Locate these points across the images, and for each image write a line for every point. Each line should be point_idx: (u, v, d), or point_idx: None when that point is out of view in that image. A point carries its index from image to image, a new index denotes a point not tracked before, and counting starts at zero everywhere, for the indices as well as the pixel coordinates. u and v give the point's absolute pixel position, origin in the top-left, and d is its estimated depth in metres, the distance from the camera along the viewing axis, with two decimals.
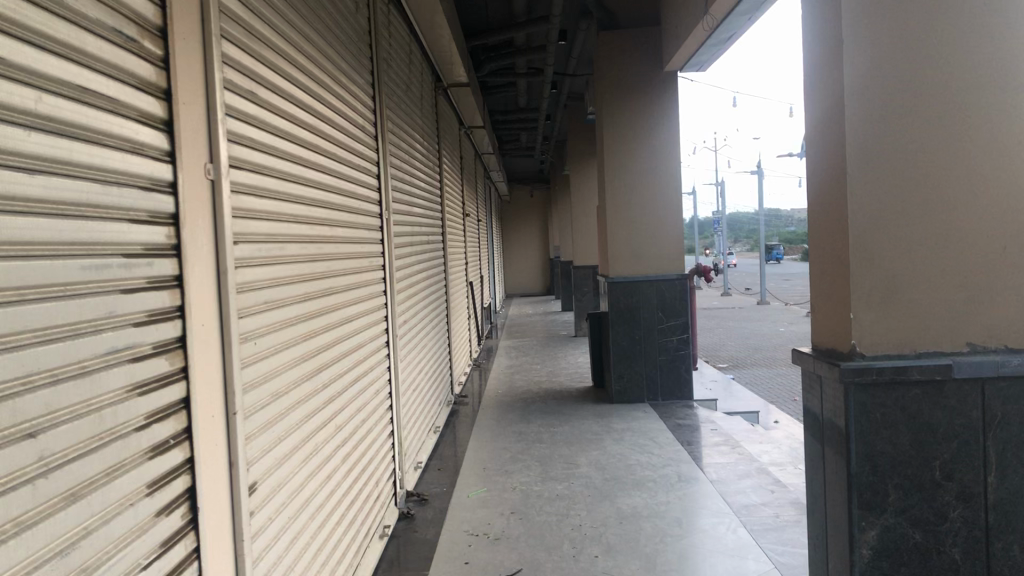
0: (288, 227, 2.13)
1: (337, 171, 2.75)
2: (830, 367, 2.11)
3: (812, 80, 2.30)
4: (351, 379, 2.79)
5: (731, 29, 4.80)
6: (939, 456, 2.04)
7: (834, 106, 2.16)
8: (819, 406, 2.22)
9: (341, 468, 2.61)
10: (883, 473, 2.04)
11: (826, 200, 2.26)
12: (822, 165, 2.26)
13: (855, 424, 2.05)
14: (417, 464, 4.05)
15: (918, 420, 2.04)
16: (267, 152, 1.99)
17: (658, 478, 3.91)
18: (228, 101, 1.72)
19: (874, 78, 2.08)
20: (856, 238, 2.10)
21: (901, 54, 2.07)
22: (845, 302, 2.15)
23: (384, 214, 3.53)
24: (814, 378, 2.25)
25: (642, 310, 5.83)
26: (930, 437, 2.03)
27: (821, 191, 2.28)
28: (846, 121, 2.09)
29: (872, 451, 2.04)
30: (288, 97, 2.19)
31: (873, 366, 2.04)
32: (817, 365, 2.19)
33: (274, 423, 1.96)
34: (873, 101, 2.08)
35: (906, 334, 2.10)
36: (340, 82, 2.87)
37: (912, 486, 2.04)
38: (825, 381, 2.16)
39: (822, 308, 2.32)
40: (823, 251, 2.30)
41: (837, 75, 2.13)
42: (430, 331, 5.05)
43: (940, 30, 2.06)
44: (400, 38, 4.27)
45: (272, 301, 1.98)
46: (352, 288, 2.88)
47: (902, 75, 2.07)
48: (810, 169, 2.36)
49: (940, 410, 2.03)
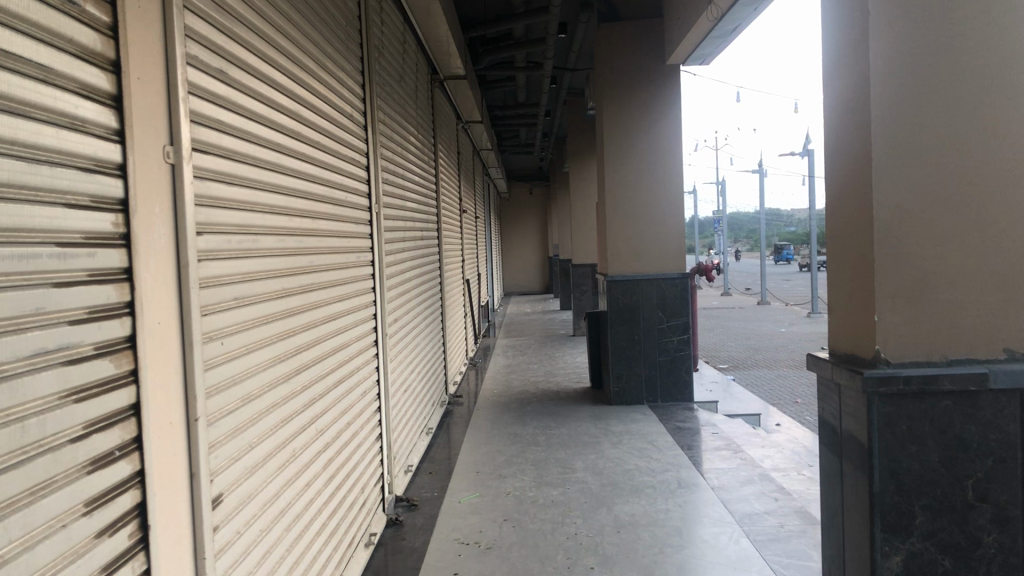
0: (263, 218, 1.99)
1: (321, 161, 2.61)
2: (851, 376, 1.98)
3: (831, 68, 2.17)
4: (335, 381, 2.64)
5: (736, 20, 4.65)
6: (973, 475, 1.91)
7: (857, 93, 2.02)
8: (838, 418, 2.09)
9: (323, 475, 2.46)
10: (909, 493, 1.91)
11: (847, 194, 2.11)
12: (843, 158, 2.12)
13: (878, 438, 1.91)
14: (408, 468, 3.90)
15: (948, 435, 1.90)
16: (239, 137, 1.85)
17: (657, 484, 3.76)
18: (192, 79, 1.58)
19: (900, 62, 1.94)
20: (882, 233, 1.95)
21: (920, 33, 1.93)
22: (868, 303, 2.00)
23: (373, 207, 3.39)
24: (834, 390, 2.12)
25: (642, 309, 5.69)
26: (962, 454, 1.90)
27: (841, 185, 2.14)
28: (871, 108, 1.95)
29: (897, 469, 1.91)
30: (265, 78, 2.04)
31: (900, 374, 1.90)
32: (837, 372, 2.06)
33: (246, 430, 1.82)
34: (900, 87, 1.94)
35: (933, 337, 1.95)
36: (326, 67, 2.73)
37: (942, 510, 1.91)
38: (845, 390, 2.03)
39: (840, 312, 2.18)
40: (843, 250, 2.15)
41: (860, 59, 1.99)
42: (423, 330, 4.90)
43: (972, 10, 1.92)
44: (394, 26, 4.12)
45: (244, 297, 1.84)
46: (337, 285, 2.74)
47: (930, 58, 1.93)
48: (828, 163, 2.22)
49: (974, 424, 1.90)
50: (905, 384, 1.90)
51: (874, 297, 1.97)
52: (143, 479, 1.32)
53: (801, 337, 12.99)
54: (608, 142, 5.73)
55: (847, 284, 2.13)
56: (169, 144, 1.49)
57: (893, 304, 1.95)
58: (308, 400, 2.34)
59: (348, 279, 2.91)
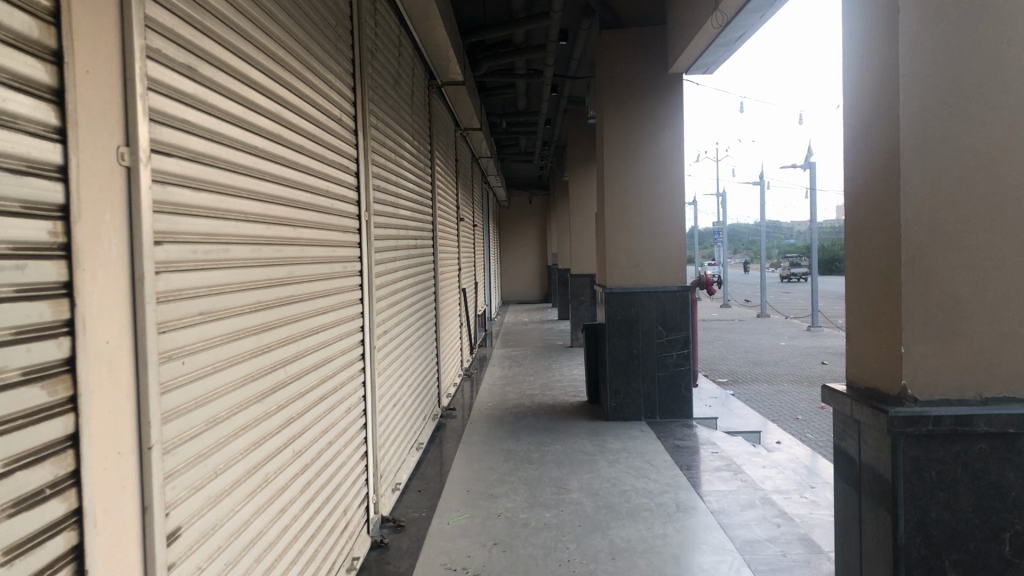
0: (237, 226, 1.85)
1: (305, 167, 2.47)
2: (875, 413, 1.92)
3: (852, 88, 2.11)
4: (317, 399, 2.51)
5: (742, 27, 4.52)
6: (1010, 527, 1.86)
7: (884, 112, 1.95)
8: (857, 455, 2.03)
9: (301, 499, 2.32)
10: (938, 546, 1.85)
11: (870, 215, 2.04)
12: (867, 178, 2.05)
13: (903, 484, 1.85)
14: (396, 485, 3.77)
15: (983, 482, 1.86)
16: (210, 139, 1.72)
17: (654, 507, 3.62)
18: (152, 74, 1.44)
19: (928, 80, 1.88)
20: (910, 257, 1.88)
21: (950, 58, 1.88)
22: (893, 331, 1.93)
23: (363, 215, 3.25)
24: (852, 425, 2.07)
25: (641, 323, 5.55)
26: (998, 504, 1.85)
27: (865, 206, 2.07)
28: (900, 126, 1.89)
29: (924, 520, 1.85)
30: (241, 77, 1.91)
31: (930, 414, 1.84)
32: (857, 410, 2.01)
33: (211, 457, 1.69)
34: (928, 105, 1.88)
35: (968, 373, 1.90)
36: (313, 69, 2.60)
37: (975, 560, 1.86)
38: (867, 429, 1.97)
39: (861, 338, 2.10)
40: (865, 274, 2.08)
41: (887, 78, 1.94)
42: (416, 342, 4.77)
43: (998, 29, 1.88)
44: (389, 29, 4.00)
45: (212, 312, 1.71)
46: (321, 297, 2.60)
47: (957, 77, 1.88)
48: (849, 184, 2.15)
49: (1011, 472, 1.86)
50: (936, 425, 1.84)
51: (901, 325, 1.90)
52: (82, 519, 1.18)
53: (801, 350, 12.84)
54: (609, 152, 5.60)
55: (867, 312, 2.07)
56: (124, 145, 1.35)
57: (924, 336, 1.89)
58: (286, 421, 2.20)
59: (333, 290, 2.77)
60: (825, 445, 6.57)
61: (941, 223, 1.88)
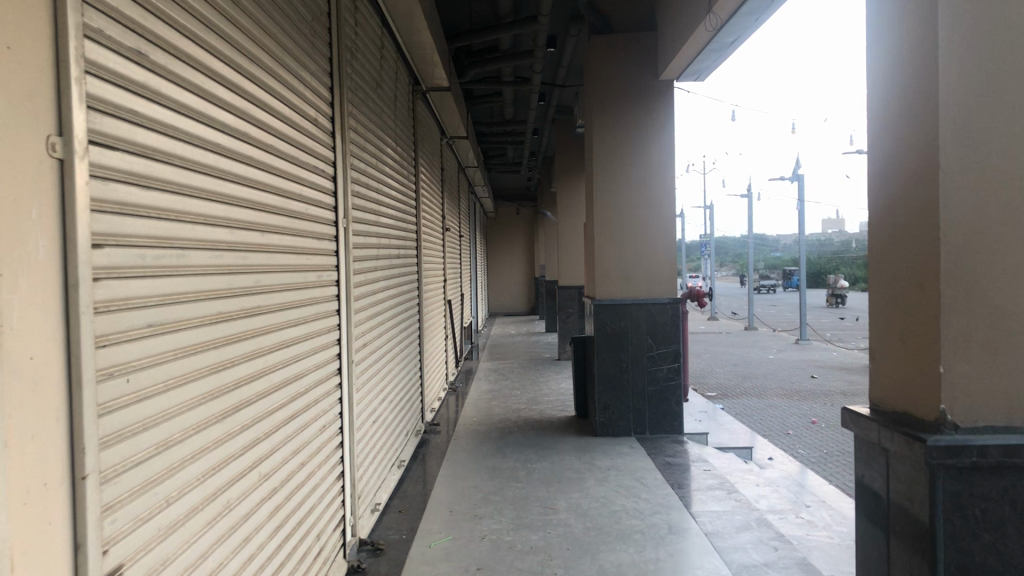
0: (195, 231, 1.70)
1: (275, 169, 2.31)
2: (911, 442, 1.79)
3: (885, 95, 2.00)
4: (287, 417, 2.34)
5: (736, 31, 4.40)
6: None
7: (920, 116, 1.84)
8: (885, 490, 1.93)
9: (270, 527, 2.15)
10: None
11: (905, 227, 1.93)
12: (901, 187, 1.94)
13: (945, 522, 1.71)
14: (375, 506, 3.60)
15: None
16: (162, 133, 1.56)
17: (645, 529, 3.47)
18: (91, 57, 1.29)
19: (965, 82, 1.77)
20: (948, 268, 1.76)
21: (982, 64, 1.77)
22: (930, 351, 1.81)
23: (340, 222, 3.09)
24: (880, 453, 1.96)
25: (631, 336, 5.39)
26: None
27: (898, 217, 1.96)
28: (938, 130, 1.78)
29: (966, 562, 1.71)
30: (202, 68, 1.76)
31: (974, 444, 1.71)
32: (891, 439, 1.88)
33: (163, 484, 1.52)
34: (966, 108, 1.77)
35: (1009, 398, 1.78)
36: (285, 66, 2.45)
37: None
38: (901, 461, 1.84)
39: (892, 360, 1.98)
40: (897, 290, 1.96)
41: (923, 79, 1.83)
42: (398, 356, 4.60)
43: None
44: (371, 30, 3.85)
45: (164, 323, 1.54)
46: (292, 309, 2.44)
47: (994, 79, 1.78)
48: (881, 195, 2.03)
49: None
50: (980, 456, 1.71)
51: (939, 343, 1.78)
52: None
53: (790, 364, 12.72)
54: (598, 160, 5.47)
55: (899, 331, 1.95)
56: (56, 135, 1.20)
57: (963, 355, 1.76)
58: (252, 442, 2.04)
59: (306, 302, 2.61)
60: (818, 461, 6.43)
61: (970, 234, 1.76)
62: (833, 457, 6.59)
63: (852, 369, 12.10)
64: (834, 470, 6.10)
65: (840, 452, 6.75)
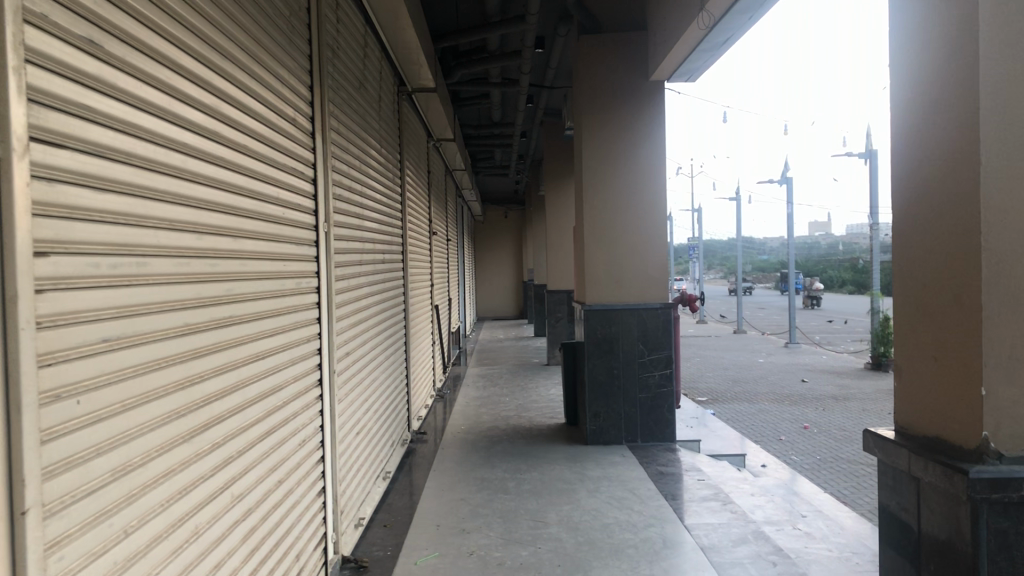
0: (158, 237, 1.57)
1: (249, 171, 2.19)
2: (951, 473, 1.68)
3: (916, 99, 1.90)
4: (262, 433, 2.22)
5: (730, 29, 4.29)
6: None
7: (958, 120, 1.74)
8: (915, 520, 1.83)
9: (244, 550, 2.03)
10: None
11: (939, 238, 1.82)
12: (934, 195, 1.84)
13: (990, 561, 1.60)
14: (359, 521, 3.47)
15: None
16: (119, 130, 1.44)
17: (639, 544, 3.35)
18: (33, 44, 1.17)
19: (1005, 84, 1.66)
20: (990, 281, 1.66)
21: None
22: (970, 371, 1.70)
23: (321, 226, 2.96)
24: (912, 482, 1.85)
25: (622, 342, 5.28)
26: None
27: (932, 228, 1.85)
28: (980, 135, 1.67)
29: None
30: (166, 61, 1.63)
31: (1019, 476, 1.61)
32: (928, 470, 1.77)
33: (121, 513, 1.39)
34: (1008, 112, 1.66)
35: None
36: (261, 63, 2.33)
37: None
38: (939, 492, 1.73)
39: (925, 381, 1.87)
40: (929, 305, 1.86)
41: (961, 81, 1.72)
42: (383, 364, 4.48)
43: None
44: (353, 27, 3.73)
45: (121, 338, 1.42)
46: (269, 319, 2.32)
47: None
48: (912, 205, 1.93)
49: None
50: None
51: (980, 363, 1.67)
52: None
53: (780, 368, 12.64)
54: (588, 163, 5.35)
55: (932, 349, 1.84)
56: None
57: (1005, 375, 1.66)
58: (224, 462, 1.91)
59: (284, 312, 2.49)
60: (811, 468, 6.32)
61: (989, 240, 1.65)
62: (826, 463, 6.49)
63: (842, 373, 12.03)
64: (828, 478, 6.00)
65: (833, 459, 6.65)
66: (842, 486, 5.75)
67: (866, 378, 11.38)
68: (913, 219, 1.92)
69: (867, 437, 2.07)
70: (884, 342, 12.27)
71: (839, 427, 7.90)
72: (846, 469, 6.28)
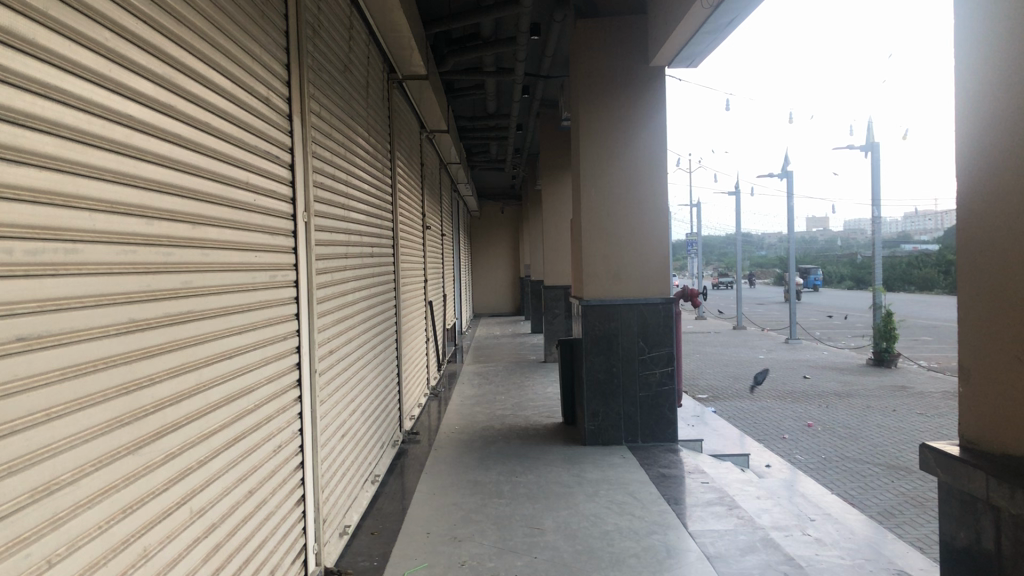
0: (94, 220, 1.38)
1: (212, 152, 1.98)
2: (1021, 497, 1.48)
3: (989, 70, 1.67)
4: (228, 439, 2.01)
5: (735, 10, 4.09)
6: None
7: None
8: (981, 549, 1.64)
9: (206, 571, 1.83)
10: None
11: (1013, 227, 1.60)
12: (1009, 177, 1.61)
13: None
14: (344, 528, 3.27)
15: None
16: (43, 97, 1.25)
17: (640, 553, 3.15)
18: None
19: None
20: None
21: None
22: None
23: (300, 216, 2.76)
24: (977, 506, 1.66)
25: (621, 338, 5.08)
26: None
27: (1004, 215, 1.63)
28: None
29: None
30: (103, 19, 1.43)
31: None
32: (995, 493, 1.57)
33: (44, 540, 1.20)
34: None
35: None
36: (229, 33, 2.13)
37: None
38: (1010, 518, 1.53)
39: (996, 389, 1.66)
40: (1002, 303, 1.64)
41: None
42: (372, 362, 4.27)
43: None
44: (337, 7, 3.53)
45: (45, 335, 1.22)
46: (237, 315, 2.12)
47: None
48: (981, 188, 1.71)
49: None
50: None
51: None
52: None
53: (780, 364, 12.44)
54: (586, 153, 5.16)
55: (1005, 352, 1.63)
56: None
57: None
58: (183, 473, 1.72)
59: (257, 307, 2.29)
60: (817, 468, 6.12)
61: None
62: (832, 463, 6.29)
63: (844, 369, 11.83)
64: (834, 478, 5.80)
65: (839, 458, 6.45)
66: (850, 486, 5.56)
67: (868, 375, 11.18)
68: (981, 204, 1.71)
69: (926, 452, 1.87)
70: (887, 338, 12.07)
71: (843, 425, 7.71)
72: (852, 469, 6.08)
